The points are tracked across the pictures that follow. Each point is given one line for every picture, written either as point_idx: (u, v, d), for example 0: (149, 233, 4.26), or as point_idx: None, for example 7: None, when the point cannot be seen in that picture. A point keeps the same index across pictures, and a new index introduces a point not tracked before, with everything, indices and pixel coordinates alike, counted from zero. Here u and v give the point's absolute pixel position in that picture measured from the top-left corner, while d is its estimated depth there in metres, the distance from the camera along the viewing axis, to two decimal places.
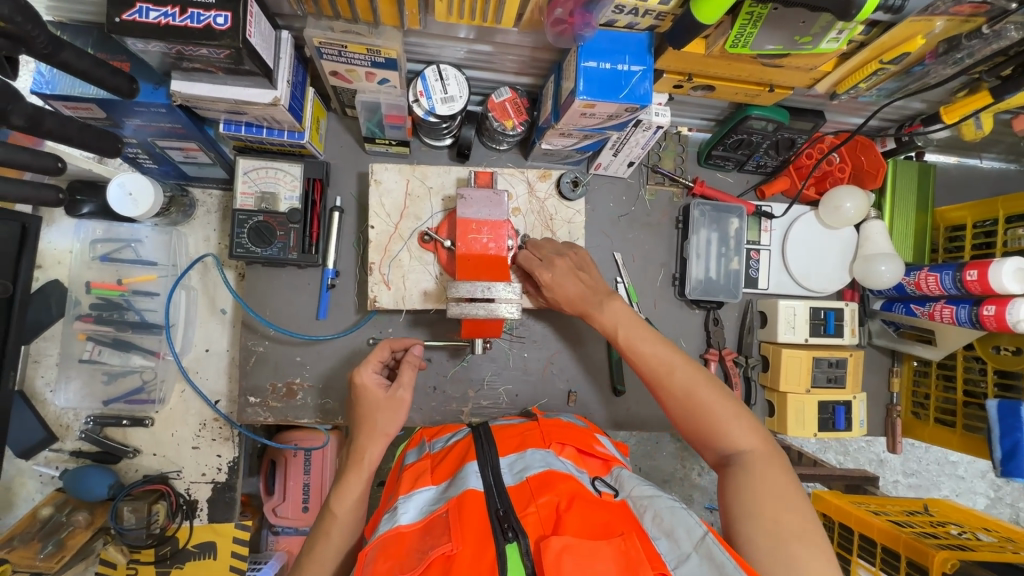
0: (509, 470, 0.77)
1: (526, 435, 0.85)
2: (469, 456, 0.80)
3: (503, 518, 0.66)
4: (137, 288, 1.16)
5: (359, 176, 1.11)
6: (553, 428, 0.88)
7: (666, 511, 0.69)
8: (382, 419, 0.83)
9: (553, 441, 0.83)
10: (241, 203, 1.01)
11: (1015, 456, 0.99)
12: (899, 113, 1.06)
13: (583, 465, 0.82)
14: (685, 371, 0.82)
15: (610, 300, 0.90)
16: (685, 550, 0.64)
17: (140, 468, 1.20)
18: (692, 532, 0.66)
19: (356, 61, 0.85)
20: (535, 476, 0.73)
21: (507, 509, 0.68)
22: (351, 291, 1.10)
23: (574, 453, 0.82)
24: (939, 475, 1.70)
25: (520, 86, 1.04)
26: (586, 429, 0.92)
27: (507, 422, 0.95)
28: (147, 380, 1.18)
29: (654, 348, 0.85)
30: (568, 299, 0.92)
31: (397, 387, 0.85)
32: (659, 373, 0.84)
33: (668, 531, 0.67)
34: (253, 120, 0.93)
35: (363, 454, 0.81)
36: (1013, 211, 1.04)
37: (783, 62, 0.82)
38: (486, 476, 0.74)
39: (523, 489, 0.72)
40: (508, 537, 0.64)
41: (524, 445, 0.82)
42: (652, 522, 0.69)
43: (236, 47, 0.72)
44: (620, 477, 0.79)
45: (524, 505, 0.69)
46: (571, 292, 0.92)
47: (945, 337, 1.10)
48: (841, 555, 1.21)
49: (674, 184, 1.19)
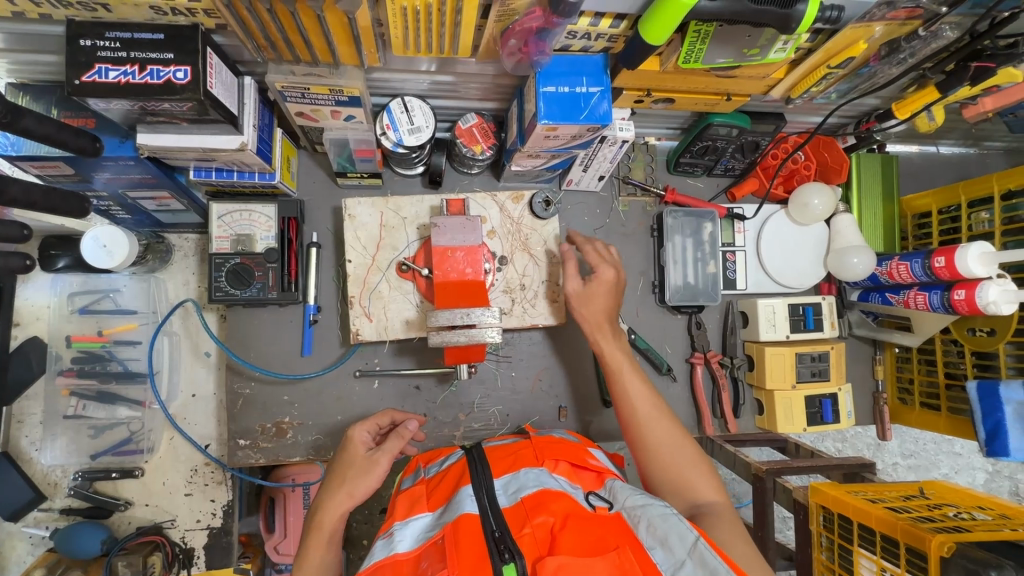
0: (504, 492, 0.76)
1: (519, 454, 0.85)
2: (464, 480, 0.80)
3: (499, 540, 0.66)
4: (118, 338, 1.16)
5: (333, 211, 1.12)
6: (545, 445, 0.87)
7: (659, 518, 0.68)
8: (356, 479, 0.84)
9: (546, 458, 0.83)
10: (217, 247, 1.02)
11: (998, 435, 0.98)
12: (856, 110, 1.09)
13: (577, 480, 0.81)
14: (663, 420, 0.85)
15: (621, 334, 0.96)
16: (680, 558, 0.63)
17: (133, 520, 1.18)
18: (684, 539, 0.64)
19: (320, 101, 0.86)
20: (529, 496, 0.73)
21: (503, 531, 0.68)
22: (334, 325, 1.11)
23: (568, 468, 0.82)
24: (937, 454, 1.71)
25: (486, 111, 1.06)
26: (578, 444, 0.92)
27: (501, 441, 0.95)
28: (134, 431, 1.17)
29: (637, 392, 0.88)
30: (599, 308, 0.98)
31: (377, 452, 0.87)
32: (647, 414, 0.86)
33: (662, 540, 0.65)
34: (223, 165, 0.93)
35: (322, 518, 0.82)
36: (975, 196, 1.07)
37: (735, 73, 0.84)
38: (480, 498, 0.73)
39: (518, 510, 0.71)
40: (504, 558, 0.64)
41: (518, 464, 0.82)
42: (647, 532, 0.67)
43: (198, 99, 0.73)
44: (614, 488, 0.78)
45: (520, 526, 0.69)
46: (602, 302, 0.98)
47: (922, 322, 1.13)
48: (842, 546, 1.18)
49: (646, 194, 1.21)
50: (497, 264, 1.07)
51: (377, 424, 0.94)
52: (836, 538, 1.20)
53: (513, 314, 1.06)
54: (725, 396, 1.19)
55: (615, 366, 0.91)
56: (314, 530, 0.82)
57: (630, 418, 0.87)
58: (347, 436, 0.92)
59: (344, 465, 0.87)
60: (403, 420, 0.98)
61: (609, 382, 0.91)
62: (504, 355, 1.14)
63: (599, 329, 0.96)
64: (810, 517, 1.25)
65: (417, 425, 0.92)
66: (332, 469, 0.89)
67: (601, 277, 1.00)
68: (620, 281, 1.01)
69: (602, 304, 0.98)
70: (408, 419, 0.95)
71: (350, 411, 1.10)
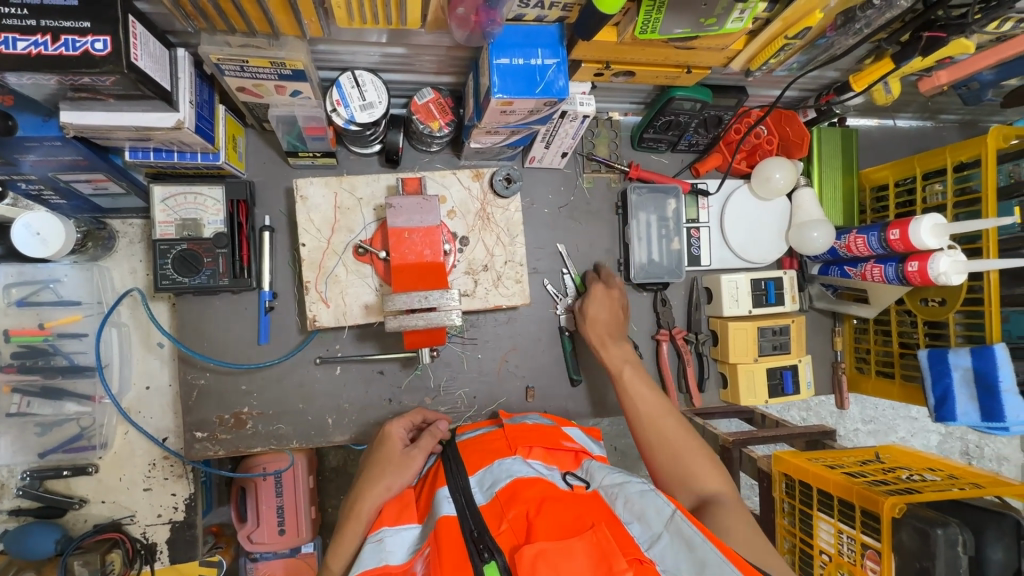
0: (479, 489, 0.75)
1: (492, 446, 0.83)
2: (441, 482, 0.78)
3: (477, 538, 0.65)
4: (62, 330, 1.09)
5: (286, 192, 1.07)
6: (519, 432, 0.86)
7: (636, 495, 0.69)
8: (392, 473, 0.86)
9: (520, 446, 0.82)
10: (161, 232, 0.97)
11: (947, 401, 1.02)
12: (816, 82, 1.08)
13: (554, 461, 0.82)
14: (667, 412, 0.92)
15: (626, 343, 1.04)
16: (657, 530, 0.65)
17: (89, 518, 1.14)
18: (661, 512, 0.66)
19: (261, 75, 0.81)
20: (503, 490, 0.72)
21: (481, 527, 0.67)
22: (290, 312, 1.07)
23: (543, 452, 0.82)
24: (895, 418, 1.78)
25: (443, 85, 1.02)
26: (551, 427, 0.91)
27: (474, 432, 0.94)
28: (85, 427, 1.13)
29: (641, 392, 0.95)
30: (597, 320, 1.06)
31: (414, 448, 0.89)
32: (649, 409, 0.92)
33: (639, 514, 0.67)
34: (161, 145, 0.88)
35: (361, 508, 0.83)
36: (930, 168, 1.09)
37: (694, 44, 0.82)
38: (458, 499, 0.72)
39: (494, 506, 0.71)
40: (484, 557, 0.63)
41: (493, 456, 0.80)
42: (624, 507, 0.69)
43: (122, 72, 0.67)
44: (590, 468, 0.79)
45: (498, 522, 0.68)
46: (601, 315, 1.07)
47: (877, 294, 1.15)
48: (804, 511, 1.21)
49: (610, 170, 1.19)
50: (458, 244, 1.06)
51: (411, 423, 0.97)
52: (798, 504, 1.23)
53: (476, 296, 1.05)
54: (691, 371, 1.20)
55: (616, 370, 1.00)
56: (346, 522, 0.84)
57: (635, 415, 0.93)
58: (383, 432, 0.94)
59: (378, 461, 0.88)
60: (432, 420, 1.01)
61: (615, 386, 0.99)
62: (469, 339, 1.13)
63: (603, 344, 1.04)
64: (774, 484, 1.28)
65: (447, 427, 0.96)
66: (368, 463, 0.91)
67: (598, 295, 1.08)
68: (613, 294, 1.09)
69: (608, 313, 1.07)
70: (438, 420, 0.99)
71: (312, 399, 1.07)
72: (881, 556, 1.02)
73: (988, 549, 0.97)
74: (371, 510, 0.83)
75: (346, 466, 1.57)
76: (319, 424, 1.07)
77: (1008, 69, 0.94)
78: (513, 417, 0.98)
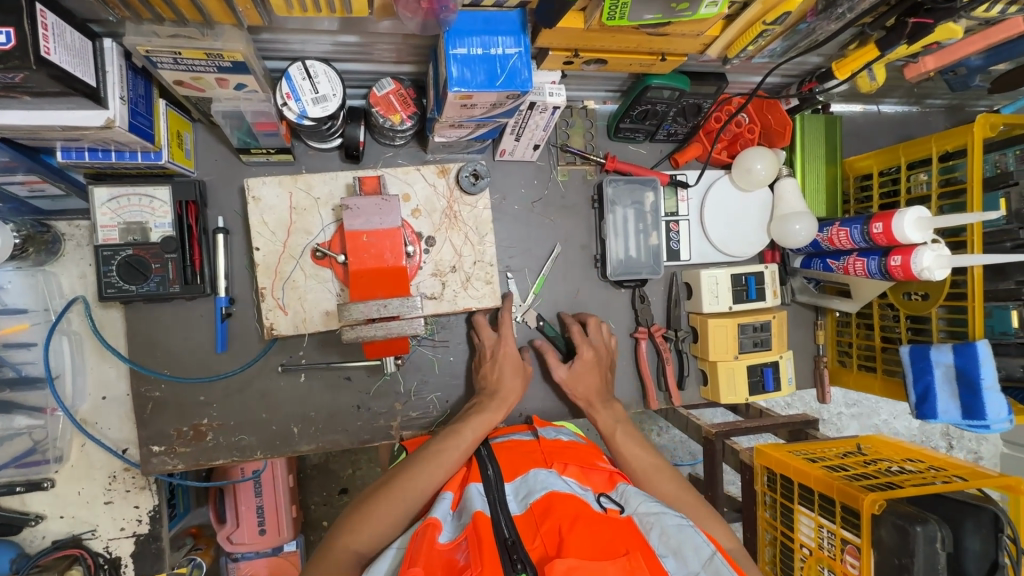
0: (514, 498, 0.72)
1: (527, 456, 0.81)
2: (474, 478, 0.77)
3: (511, 549, 0.62)
4: (7, 341, 1.03)
5: (239, 191, 1.00)
6: (554, 449, 0.84)
7: (674, 528, 0.66)
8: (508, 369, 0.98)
9: (555, 461, 0.79)
10: (104, 237, 0.91)
11: (928, 399, 1.00)
12: (799, 68, 1.03)
13: (587, 481, 0.77)
14: (665, 475, 0.87)
15: (614, 404, 1.01)
16: (694, 569, 0.61)
17: (47, 534, 1.10)
18: (700, 552, 0.62)
19: (198, 67, 0.74)
20: (537, 502, 0.69)
21: (515, 538, 0.63)
22: (250, 317, 1.01)
23: (577, 470, 0.79)
24: (878, 402, 1.78)
25: (404, 74, 0.95)
26: (586, 447, 0.89)
27: (507, 437, 0.92)
28: (38, 440, 1.07)
29: (639, 452, 0.90)
30: (589, 392, 1.02)
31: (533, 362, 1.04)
32: (649, 473, 0.88)
33: (675, 548, 0.64)
34: (94, 144, 0.81)
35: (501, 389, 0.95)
36: (914, 157, 1.05)
37: (667, 30, 0.77)
38: (491, 500, 0.70)
39: (527, 518, 0.68)
40: (516, 569, 0.59)
41: (529, 466, 0.78)
42: (659, 539, 0.65)
43: (31, 69, 0.60)
44: (626, 492, 0.74)
45: (531, 537, 0.65)
46: (591, 384, 1.03)
47: (859, 289, 1.12)
48: (784, 505, 1.18)
49: (586, 162, 1.14)
50: (423, 244, 1.02)
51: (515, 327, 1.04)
52: (779, 497, 1.20)
53: (444, 298, 1.02)
54: (670, 369, 1.17)
55: (606, 431, 0.95)
56: (453, 432, 0.86)
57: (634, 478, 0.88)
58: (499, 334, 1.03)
59: (508, 371, 0.97)
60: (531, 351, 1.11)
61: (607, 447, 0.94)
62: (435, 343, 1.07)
63: (593, 406, 1.01)
64: (756, 478, 1.26)
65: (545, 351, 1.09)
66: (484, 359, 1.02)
67: (583, 357, 1.04)
68: (600, 358, 1.06)
69: (593, 372, 1.04)
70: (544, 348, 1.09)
71: (276, 407, 1.02)
72: (859, 552, 1.00)
73: (966, 542, 0.97)
74: (495, 421, 0.90)
75: (327, 464, 1.53)
76: (284, 433, 1.03)
77: (998, 54, 0.89)
78: (547, 426, 0.96)
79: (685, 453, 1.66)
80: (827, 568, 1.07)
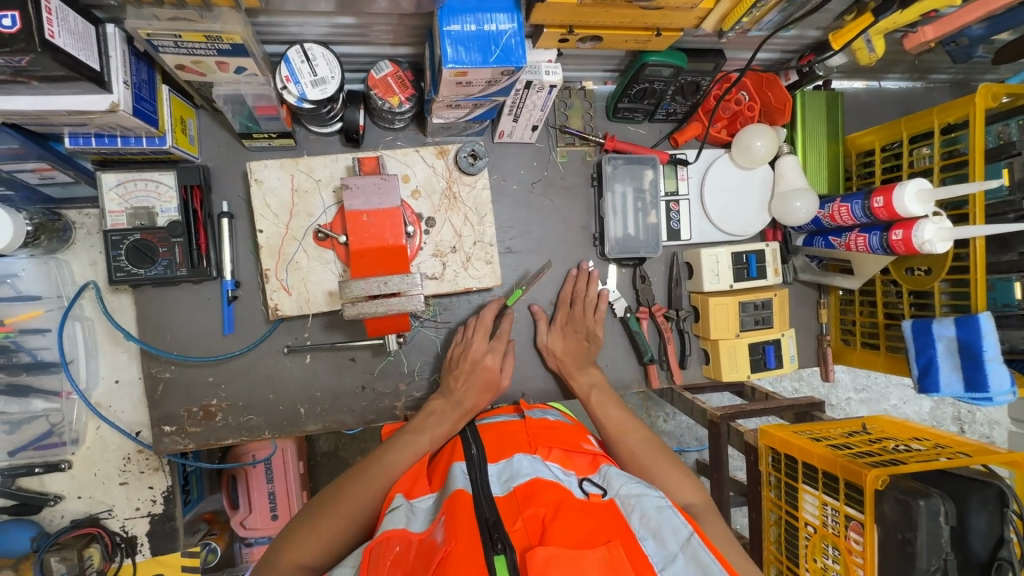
0: (497, 480, 0.73)
1: (513, 438, 0.83)
2: (458, 458, 0.78)
3: (491, 528, 0.63)
4: (23, 326, 1.06)
5: (243, 176, 1.02)
6: (540, 429, 0.85)
7: (653, 510, 0.66)
8: (473, 377, 0.98)
9: (539, 445, 0.80)
10: (112, 223, 0.94)
11: (930, 372, 0.99)
12: (797, 43, 1.03)
13: (571, 466, 0.78)
14: (634, 433, 0.93)
15: (592, 368, 1.07)
16: (671, 550, 0.62)
17: (65, 513, 1.14)
18: (678, 533, 0.63)
19: (198, 51, 0.76)
20: (521, 486, 0.70)
21: (496, 519, 0.65)
22: (256, 299, 1.03)
23: (562, 454, 0.79)
24: (886, 386, 1.76)
25: (402, 57, 0.96)
26: (573, 427, 0.90)
27: (494, 419, 0.94)
28: (55, 423, 1.11)
29: (617, 412, 0.97)
30: (560, 355, 1.09)
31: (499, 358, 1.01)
32: (617, 430, 0.94)
33: (654, 531, 0.64)
34: (101, 130, 0.83)
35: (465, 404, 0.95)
36: (916, 131, 1.04)
37: (661, 4, 0.77)
38: (473, 479, 0.71)
39: (509, 500, 0.69)
40: (497, 549, 0.61)
41: (514, 448, 0.79)
42: (639, 521, 0.66)
43: (36, 52, 0.62)
44: (609, 475, 0.75)
45: (511, 518, 0.66)
46: (563, 349, 1.09)
47: (862, 263, 1.12)
48: (788, 484, 1.18)
49: (585, 143, 1.14)
50: (424, 225, 1.04)
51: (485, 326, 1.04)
52: (783, 476, 1.20)
53: (445, 279, 1.04)
54: (672, 348, 1.18)
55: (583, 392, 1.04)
56: (403, 442, 0.87)
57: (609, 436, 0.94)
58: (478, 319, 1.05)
59: (474, 379, 0.98)
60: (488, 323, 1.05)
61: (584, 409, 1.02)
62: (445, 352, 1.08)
63: (570, 372, 1.08)
64: (759, 458, 1.25)
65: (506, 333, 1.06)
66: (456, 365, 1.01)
67: (560, 325, 1.11)
68: (579, 326, 1.11)
69: (576, 340, 1.10)
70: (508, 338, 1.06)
71: (283, 388, 1.05)
72: (864, 528, 1.00)
73: (971, 518, 0.95)
74: (449, 431, 0.91)
75: (337, 451, 1.56)
76: (292, 413, 1.05)
77: (999, 22, 0.88)
78: (533, 407, 0.97)
79: (692, 439, 1.67)
80: (832, 545, 1.07)
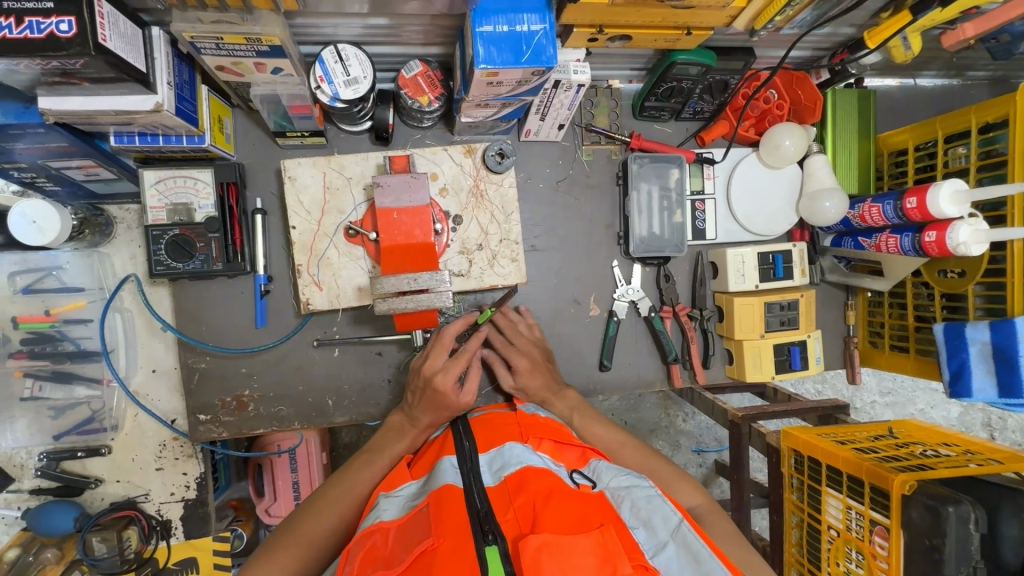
0: (488, 469, 0.73)
1: (504, 429, 0.82)
2: (446, 451, 0.79)
3: (483, 519, 0.63)
4: (67, 316, 1.12)
5: (276, 173, 1.05)
6: (530, 421, 0.84)
7: (644, 499, 0.68)
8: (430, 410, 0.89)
9: (530, 436, 0.80)
10: (153, 219, 0.97)
11: (962, 376, 0.98)
12: (830, 40, 1.01)
13: (560, 458, 0.79)
14: (628, 445, 0.92)
15: (567, 391, 1.00)
16: (662, 539, 0.63)
17: (105, 496, 1.18)
18: (668, 521, 0.65)
19: (238, 52, 0.78)
20: (511, 476, 0.70)
21: (487, 510, 0.65)
22: (287, 293, 1.06)
23: (551, 446, 0.80)
24: (913, 390, 1.73)
25: (431, 57, 0.98)
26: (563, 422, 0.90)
27: (485, 411, 0.94)
28: (96, 410, 1.15)
29: (605, 429, 0.95)
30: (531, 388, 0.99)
31: (459, 386, 0.88)
32: (614, 447, 0.92)
33: (645, 519, 0.66)
34: (145, 128, 0.86)
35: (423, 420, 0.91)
36: (952, 130, 1.01)
37: (693, 3, 0.77)
38: (462, 472, 0.72)
39: (499, 490, 0.69)
40: (487, 540, 0.60)
41: (504, 438, 0.79)
42: (631, 512, 0.68)
43: (90, 55, 0.65)
44: (598, 468, 0.77)
45: (502, 510, 0.66)
46: (534, 382, 0.99)
47: (893, 266, 1.10)
48: (811, 486, 1.16)
49: (610, 142, 1.14)
50: (451, 223, 1.05)
51: (445, 347, 0.92)
52: (806, 479, 1.18)
53: (471, 276, 1.06)
54: (695, 348, 1.18)
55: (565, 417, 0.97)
56: (375, 456, 0.89)
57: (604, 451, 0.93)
58: (438, 334, 0.94)
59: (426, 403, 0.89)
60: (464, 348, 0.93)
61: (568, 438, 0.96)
62: (410, 369, 0.99)
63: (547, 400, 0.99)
64: (782, 459, 1.23)
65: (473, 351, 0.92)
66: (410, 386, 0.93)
67: (519, 351, 1.01)
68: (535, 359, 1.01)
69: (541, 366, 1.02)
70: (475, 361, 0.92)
71: (312, 380, 1.07)
72: (889, 533, 0.98)
73: (1002, 525, 0.92)
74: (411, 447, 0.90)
75: (359, 442, 1.59)
76: (319, 405, 1.08)
77: None
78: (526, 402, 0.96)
79: (710, 439, 1.66)
80: (855, 549, 1.05)
